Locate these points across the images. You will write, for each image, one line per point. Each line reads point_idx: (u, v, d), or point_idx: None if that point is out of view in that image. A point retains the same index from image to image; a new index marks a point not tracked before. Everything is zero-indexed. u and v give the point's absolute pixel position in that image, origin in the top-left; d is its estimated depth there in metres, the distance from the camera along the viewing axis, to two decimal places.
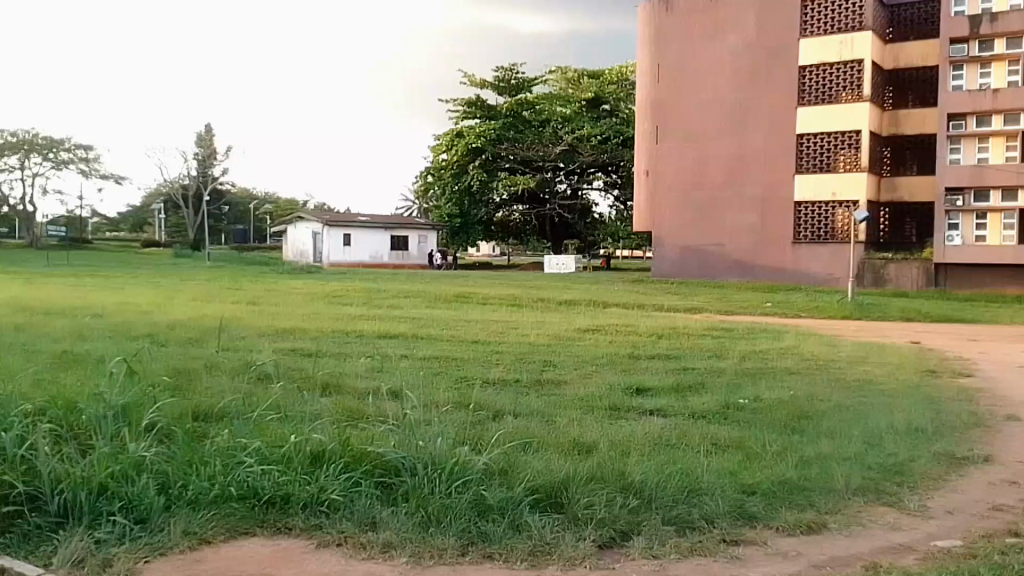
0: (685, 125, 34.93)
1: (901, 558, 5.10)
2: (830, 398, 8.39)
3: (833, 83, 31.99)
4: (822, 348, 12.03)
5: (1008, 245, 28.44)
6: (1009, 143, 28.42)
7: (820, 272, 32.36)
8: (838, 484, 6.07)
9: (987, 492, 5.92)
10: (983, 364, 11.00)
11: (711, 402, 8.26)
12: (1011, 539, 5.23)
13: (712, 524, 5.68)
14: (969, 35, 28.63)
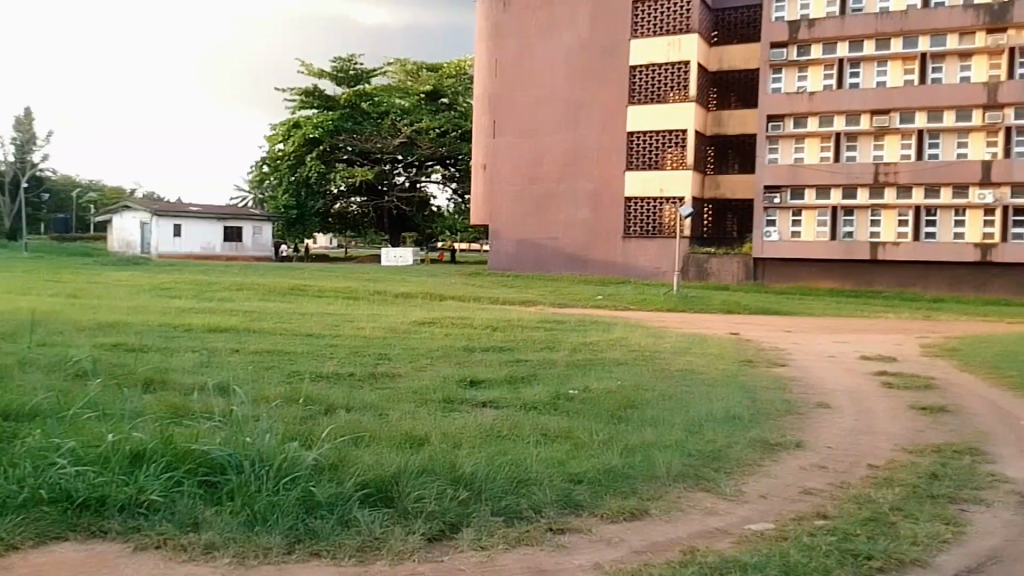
0: (520, 120, 35.78)
1: (716, 542, 5.27)
2: (654, 386, 8.68)
3: (661, 83, 33.32)
4: (648, 339, 12.48)
5: (821, 240, 30.25)
6: (822, 144, 30.27)
7: (648, 266, 33.39)
8: (659, 471, 6.22)
9: (800, 476, 6.16)
10: (794, 354, 11.63)
11: (541, 392, 8.37)
12: (819, 520, 5.44)
13: (539, 514, 5.72)
14: (789, 39, 30.52)
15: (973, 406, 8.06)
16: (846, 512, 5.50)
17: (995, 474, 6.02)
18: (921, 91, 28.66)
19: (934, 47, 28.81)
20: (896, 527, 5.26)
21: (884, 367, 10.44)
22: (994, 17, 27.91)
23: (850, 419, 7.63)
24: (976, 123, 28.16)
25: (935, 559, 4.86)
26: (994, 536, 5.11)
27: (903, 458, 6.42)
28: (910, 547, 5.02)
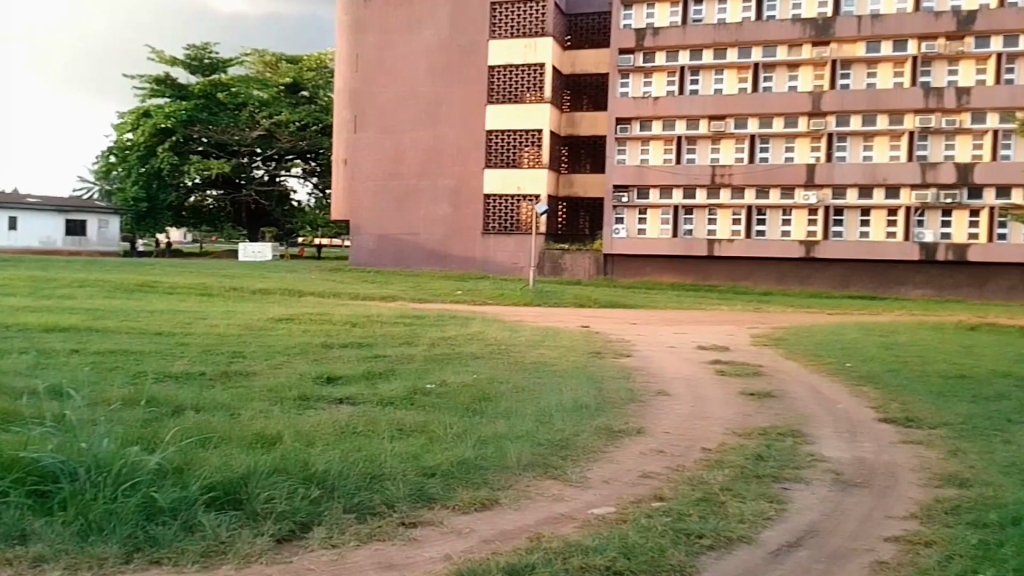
0: (382, 116, 36.24)
1: (562, 528, 5.43)
2: (508, 379, 8.93)
3: (517, 83, 34.52)
4: (504, 333, 12.75)
5: (664, 237, 32.40)
6: (667, 146, 32.36)
7: (506, 261, 34.69)
8: (510, 462, 6.36)
9: (640, 461, 6.47)
10: (639, 345, 12.21)
11: (399, 388, 8.41)
12: (656, 503, 5.72)
13: (392, 509, 5.67)
14: (635, 46, 32.55)
15: (793, 390, 8.81)
16: (680, 494, 5.83)
17: (812, 454, 6.59)
18: (753, 99, 31.21)
19: (766, 58, 31.39)
20: (725, 506, 5.61)
21: (719, 356, 11.17)
22: (819, 31, 30.67)
23: (687, 405, 8.12)
24: (802, 129, 30.91)
25: (759, 535, 5.25)
26: (809, 509, 5.58)
27: (733, 441, 6.89)
28: (737, 524, 5.39)
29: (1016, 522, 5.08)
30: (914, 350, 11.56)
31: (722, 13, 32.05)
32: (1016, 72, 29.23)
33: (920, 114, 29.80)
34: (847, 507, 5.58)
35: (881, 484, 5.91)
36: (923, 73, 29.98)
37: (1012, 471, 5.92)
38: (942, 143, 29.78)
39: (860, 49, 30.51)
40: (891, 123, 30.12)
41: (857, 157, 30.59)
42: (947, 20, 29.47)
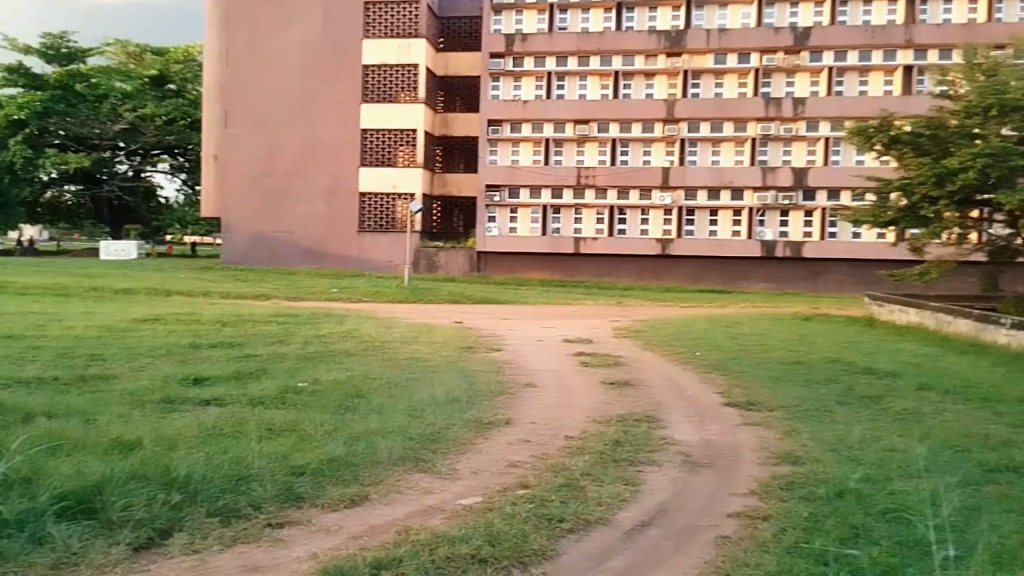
0: (253, 110, 35.45)
1: (430, 519, 5.50)
2: (381, 375, 9.02)
3: (391, 83, 34.73)
4: (378, 330, 12.80)
5: (534, 236, 33.45)
6: (535, 148, 33.52)
7: (381, 259, 34.84)
8: (381, 457, 6.41)
9: (507, 451, 6.67)
10: (510, 339, 12.56)
11: (269, 387, 8.32)
12: (521, 490, 5.92)
13: (258, 511, 5.53)
14: (505, 51, 33.42)
15: (650, 378, 9.34)
16: (544, 480, 6.06)
17: (665, 437, 7.02)
18: (613, 105, 32.93)
19: (625, 66, 33.08)
20: (585, 490, 5.90)
21: (583, 348, 11.65)
22: (672, 42, 32.62)
23: (552, 395, 8.46)
24: (657, 134, 32.78)
25: (615, 516, 5.56)
26: (661, 490, 5.93)
27: (593, 428, 7.23)
28: (595, 507, 5.68)
29: (839, 495, 5.63)
30: (758, 339, 12.51)
31: (586, 22, 33.47)
32: (845, 85, 31.73)
33: (761, 122, 32.13)
34: (695, 486, 5.99)
35: (725, 463, 6.38)
36: (765, 84, 32.29)
37: (836, 447, 6.57)
38: (781, 149, 32.14)
39: (709, 60, 32.63)
40: (735, 130, 32.38)
41: (707, 161, 32.65)
42: (786, 35, 31.94)
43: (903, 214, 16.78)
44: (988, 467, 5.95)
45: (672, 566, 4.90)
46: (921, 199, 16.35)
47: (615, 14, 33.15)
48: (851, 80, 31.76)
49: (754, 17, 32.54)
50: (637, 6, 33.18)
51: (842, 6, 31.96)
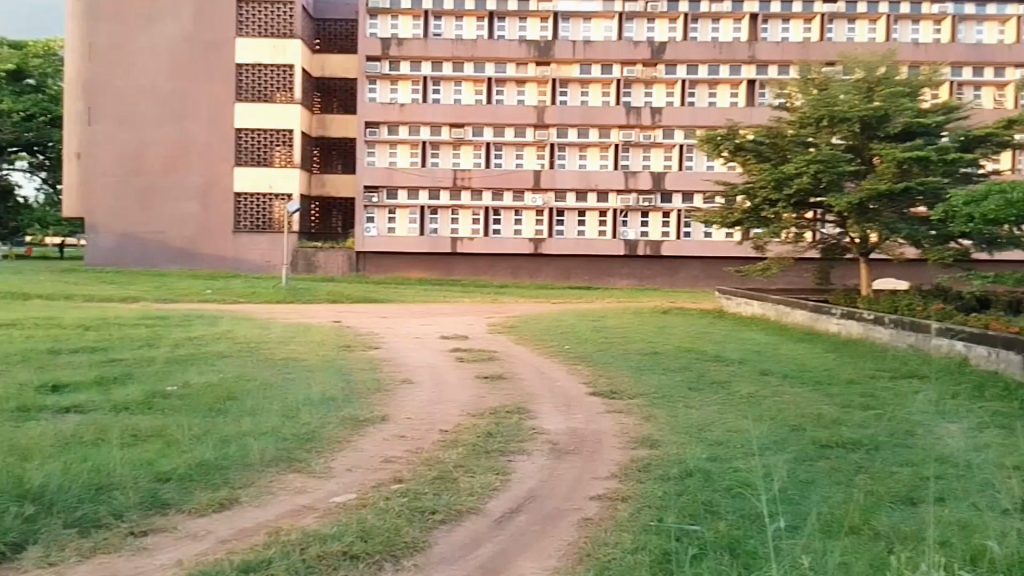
0: (119, 108, 33.98)
1: (301, 519, 5.48)
2: (255, 376, 8.93)
3: (266, 83, 34.32)
4: (253, 331, 12.62)
5: (413, 236, 34.23)
6: (413, 150, 34.34)
7: (258, 259, 34.41)
8: (253, 459, 6.36)
9: (382, 447, 6.78)
10: (388, 336, 12.71)
11: (134, 392, 8.06)
12: (395, 485, 6.04)
13: (121, 519, 5.31)
14: (381, 55, 33.91)
15: (522, 370, 9.73)
16: (418, 474, 6.21)
17: (535, 427, 7.34)
18: (487, 110, 34.24)
19: (498, 73, 34.58)
20: (457, 482, 6.08)
21: (459, 343, 11.97)
22: (540, 52, 34.25)
23: (427, 390, 8.67)
24: (529, 139, 34.47)
25: (485, 506, 5.75)
26: (530, 478, 6.20)
27: (467, 421, 7.45)
28: (467, 497, 5.86)
29: (690, 474, 6.08)
30: (624, 332, 13.25)
31: (460, 29, 34.67)
32: (697, 96, 34.74)
33: (623, 129, 34.49)
34: (562, 473, 6.29)
35: (589, 449, 6.74)
36: (626, 94, 34.75)
37: (689, 430, 7.08)
38: (641, 154, 34.52)
39: (575, 70, 34.71)
40: (601, 136, 34.51)
41: (575, 165, 34.61)
42: (642, 48, 34.37)
43: (746, 215, 18.31)
44: (817, 443, 6.59)
45: (539, 551, 5.13)
46: (763, 201, 17.80)
47: (487, 23, 34.57)
48: (702, 91, 34.81)
49: (615, 31, 34.88)
50: (508, 16, 34.72)
51: (693, 23, 34.98)
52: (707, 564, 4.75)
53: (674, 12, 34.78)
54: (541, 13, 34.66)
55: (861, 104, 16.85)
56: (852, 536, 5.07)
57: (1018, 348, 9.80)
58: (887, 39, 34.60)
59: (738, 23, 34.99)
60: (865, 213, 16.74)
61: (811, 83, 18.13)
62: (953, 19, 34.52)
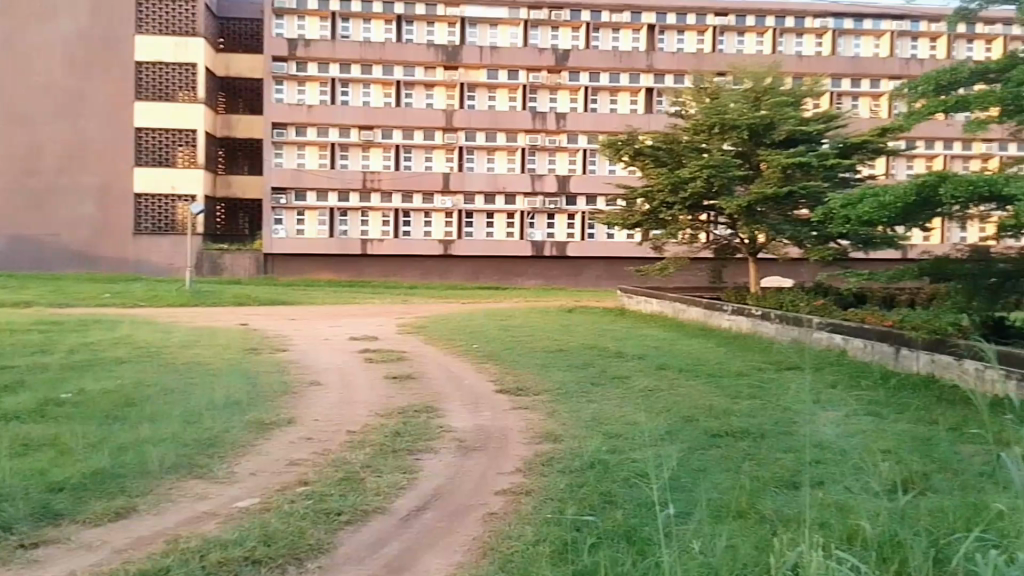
0: (11, 106, 32.59)
1: (202, 525, 5.38)
2: (158, 382, 8.71)
3: (167, 82, 33.21)
4: (155, 335, 12.29)
5: (322, 238, 34.13)
6: (321, 152, 34.25)
7: (160, 261, 33.37)
8: (152, 466, 6.23)
9: (287, 450, 6.77)
10: (297, 339, 12.63)
11: (24, 401, 7.73)
12: (300, 488, 6.04)
13: (9, 532, 5.09)
14: (288, 55, 33.77)
15: (431, 370, 9.89)
16: (323, 476, 6.23)
17: (441, 425, 7.47)
18: (395, 113, 34.41)
19: (406, 76, 34.84)
20: (363, 482, 6.13)
21: (368, 345, 12.03)
22: (448, 57, 34.79)
23: (335, 391, 8.70)
24: (438, 142, 34.75)
25: (392, 505, 5.80)
26: (437, 475, 6.30)
27: (375, 421, 7.52)
28: (373, 497, 5.90)
29: (592, 466, 6.33)
30: (532, 331, 13.60)
31: (367, 32, 34.89)
32: (599, 103, 35.89)
33: (530, 133, 35.30)
34: (468, 470, 6.42)
35: (493, 445, 6.92)
36: (532, 99, 35.55)
37: (590, 424, 7.34)
38: (547, 158, 35.41)
39: (482, 74, 35.25)
40: (508, 140, 35.21)
41: (483, 168, 35.08)
42: (548, 55, 35.29)
43: (646, 218, 18.79)
44: (710, 433, 6.96)
45: (443, 546, 5.21)
46: (661, 204, 18.49)
47: (395, 27, 34.86)
48: (603, 99, 35.95)
49: (521, 37, 35.54)
50: (416, 20, 35.00)
51: (596, 32, 35.94)
52: (604, 551, 4.95)
53: (577, 20, 35.68)
54: (448, 18, 35.02)
55: (750, 113, 17.73)
56: (739, 520, 5.39)
57: (891, 339, 10.57)
58: (773, 52, 36.39)
59: (637, 33, 36.30)
60: (753, 215, 17.75)
61: (703, 92, 19.06)
62: (832, 33, 36.45)
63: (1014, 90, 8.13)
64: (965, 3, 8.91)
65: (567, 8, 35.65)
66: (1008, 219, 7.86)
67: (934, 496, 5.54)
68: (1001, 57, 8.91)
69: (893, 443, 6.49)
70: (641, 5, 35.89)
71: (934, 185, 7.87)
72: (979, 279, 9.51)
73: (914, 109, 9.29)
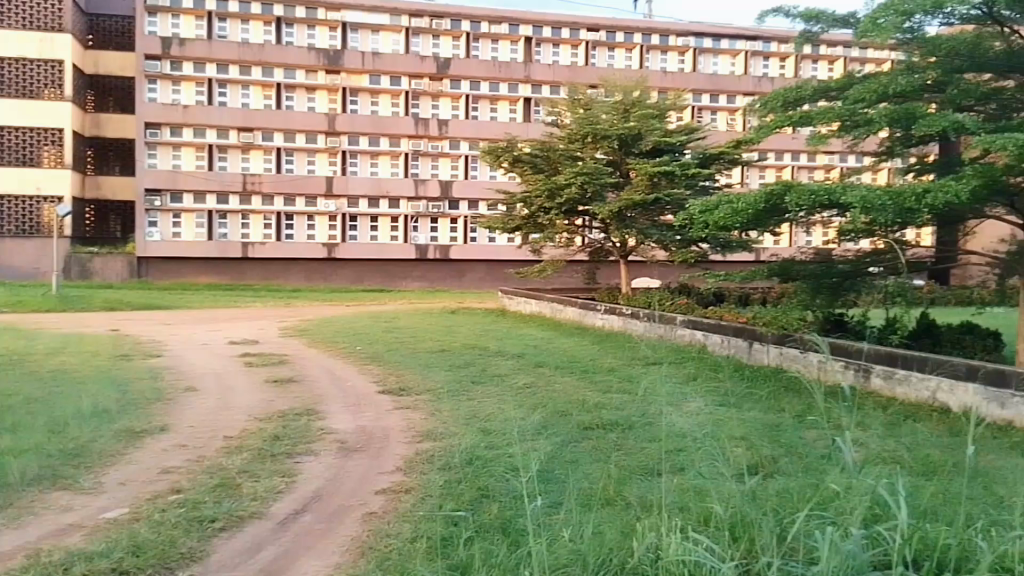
0: None
1: (67, 538, 5.19)
2: (19, 391, 8.28)
3: (31, 79, 31.32)
4: (13, 343, 11.64)
5: (200, 241, 33.82)
6: (198, 153, 33.78)
7: (25, 265, 31.43)
8: (12, 479, 5.95)
9: (159, 458, 6.68)
10: (173, 344, 12.40)
11: None
12: (172, 496, 5.95)
13: None
14: (161, 53, 33.00)
15: (313, 373, 10.03)
16: (198, 483, 6.17)
17: (322, 428, 7.59)
18: (276, 115, 34.42)
19: (286, 78, 34.77)
20: (240, 487, 6.12)
21: (248, 349, 12.03)
22: (330, 60, 35.02)
23: (212, 397, 8.66)
24: (320, 145, 35.08)
25: (268, 510, 5.80)
26: (316, 478, 6.39)
27: (254, 426, 7.55)
28: (249, 502, 5.89)
29: (470, 462, 6.60)
30: (417, 333, 13.94)
31: (245, 33, 34.54)
32: (479, 111, 37.09)
33: (413, 139, 36.28)
34: (348, 471, 6.54)
35: (374, 445, 7.11)
36: (415, 105, 36.44)
37: (470, 421, 7.66)
38: (430, 163, 36.50)
39: (365, 80, 35.82)
40: (391, 145, 36.05)
41: (367, 173, 35.79)
42: (429, 63, 36.14)
43: (525, 222, 19.61)
44: (581, 426, 7.42)
45: (321, 547, 5.27)
46: (539, 209, 19.30)
47: (274, 28, 34.67)
48: (484, 107, 37.20)
49: (402, 45, 36.27)
50: (296, 22, 34.98)
51: (475, 42, 37.10)
52: (480, 543, 5.13)
53: (457, 30, 36.67)
54: (329, 22, 35.18)
55: (619, 124, 18.69)
56: (607, 506, 5.73)
57: (745, 334, 11.47)
58: (640, 67, 38.34)
59: (514, 44, 37.50)
60: (625, 220, 18.64)
61: (577, 103, 19.86)
62: (693, 52, 38.72)
63: (850, 107, 8.92)
64: (808, 27, 9.93)
65: (448, 17, 36.58)
66: (845, 224, 8.90)
67: (780, 477, 6.09)
68: (841, 77, 9.84)
69: (746, 430, 7.09)
70: (517, 17, 37.09)
71: (781, 193, 8.62)
72: (822, 278, 10.18)
73: (764, 122, 10.25)
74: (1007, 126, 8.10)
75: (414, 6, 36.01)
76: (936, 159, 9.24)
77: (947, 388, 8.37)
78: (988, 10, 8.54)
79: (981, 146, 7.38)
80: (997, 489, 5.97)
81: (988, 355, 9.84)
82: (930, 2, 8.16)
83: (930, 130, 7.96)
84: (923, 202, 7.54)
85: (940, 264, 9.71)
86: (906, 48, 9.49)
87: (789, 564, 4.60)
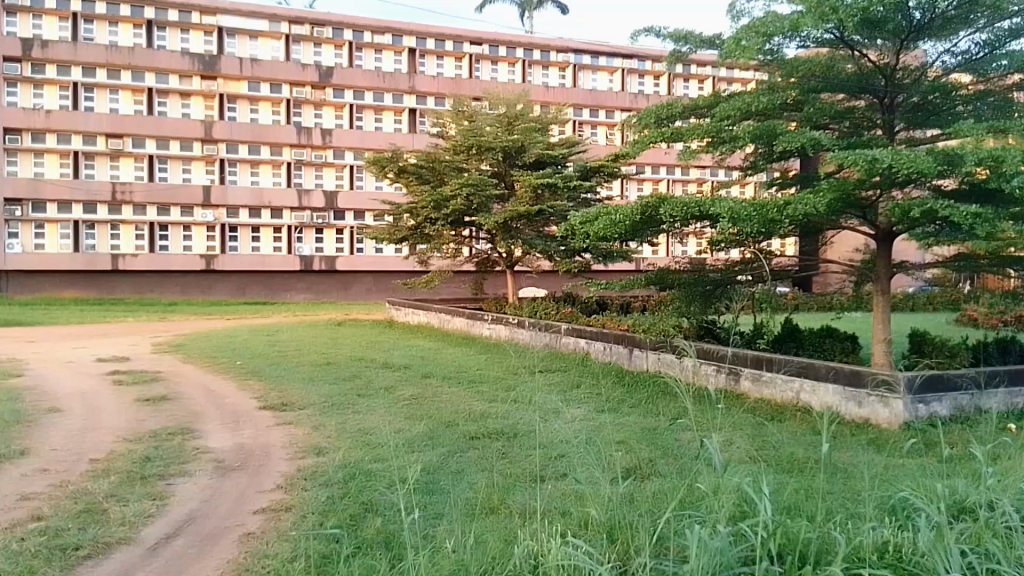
0: None
1: None
2: None
3: None
4: None
5: (63, 252, 34.28)
6: (62, 160, 34.40)
7: None
8: None
9: (18, 484, 6.33)
10: (32, 364, 12.10)
11: None
12: (31, 524, 5.53)
13: None
14: (22, 56, 33.47)
15: (185, 391, 10.04)
16: (61, 510, 5.81)
17: (198, 447, 7.53)
18: (149, 122, 35.36)
19: (159, 84, 35.88)
20: (106, 513, 5.78)
21: (118, 366, 12.00)
22: (205, 66, 36.10)
23: (75, 418, 8.46)
24: (196, 153, 36.25)
25: (139, 535, 5.45)
26: (190, 501, 6.16)
27: (122, 447, 7.39)
28: (117, 528, 5.54)
29: (352, 477, 6.60)
30: (296, 346, 14.27)
31: (114, 35, 35.41)
32: (364, 120, 39.49)
33: (295, 147, 37.98)
34: (225, 491, 6.41)
35: (253, 464, 7.05)
36: (296, 114, 38.25)
37: (354, 435, 7.86)
38: (313, 172, 38.51)
39: (243, 86, 37.14)
40: (272, 153, 37.59)
41: (246, 180, 37.31)
42: (311, 71, 37.94)
43: (411, 232, 19.95)
44: (468, 436, 7.81)
45: (199, 567, 4.97)
46: (426, 220, 19.58)
47: (145, 31, 35.70)
48: (369, 116, 39.67)
49: (283, 51, 38.10)
50: (168, 26, 36.10)
51: (359, 52, 39.54)
52: (358, 559, 4.85)
53: (339, 39, 38.91)
54: (203, 26, 36.51)
55: (502, 136, 19.23)
56: (491, 515, 5.70)
57: (626, 341, 12.10)
58: (523, 80, 42.04)
59: (398, 54, 40.24)
60: (510, 230, 19.07)
61: (461, 114, 20.51)
62: (573, 67, 42.82)
63: (717, 125, 9.66)
64: (677, 47, 10.43)
65: (329, 27, 38.67)
66: (716, 236, 9.62)
67: (654, 479, 6.35)
68: (708, 94, 10.52)
69: (626, 438, 7.53)
70: (402, 29, 39.80)
71: (655, 206, 9.04)
72: (695, 286, 10.76)
73: (638, 136, 10.79)
74: (856, 143, 9.08)
75: (293, 14, 37.86)
76: (796, 175, 10.29)
77: (810, 389, 9.21)
78: (839, 35, 9.29)
79: (834, 162, 8.14)
80: (852, 483, 6.36)
81: (845, 356, 10.56)
82: (787, 26, 8.88)
83: (792, 145, 8.73)
84: (785, 213, 8.18)
85: (802, 272, 10.36)
86: (768, 69, 10.19)
87: (661, 564, 4.25)
